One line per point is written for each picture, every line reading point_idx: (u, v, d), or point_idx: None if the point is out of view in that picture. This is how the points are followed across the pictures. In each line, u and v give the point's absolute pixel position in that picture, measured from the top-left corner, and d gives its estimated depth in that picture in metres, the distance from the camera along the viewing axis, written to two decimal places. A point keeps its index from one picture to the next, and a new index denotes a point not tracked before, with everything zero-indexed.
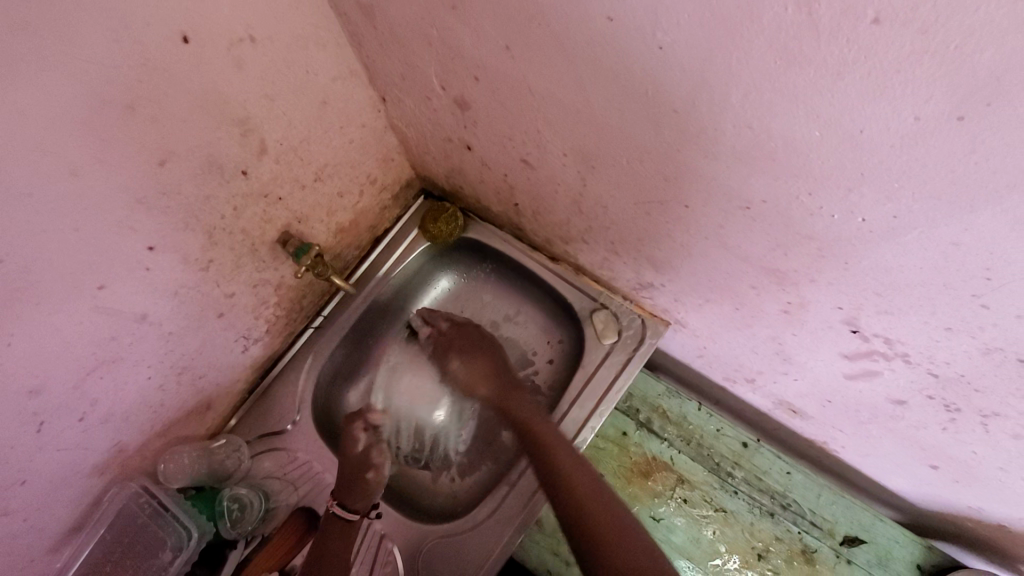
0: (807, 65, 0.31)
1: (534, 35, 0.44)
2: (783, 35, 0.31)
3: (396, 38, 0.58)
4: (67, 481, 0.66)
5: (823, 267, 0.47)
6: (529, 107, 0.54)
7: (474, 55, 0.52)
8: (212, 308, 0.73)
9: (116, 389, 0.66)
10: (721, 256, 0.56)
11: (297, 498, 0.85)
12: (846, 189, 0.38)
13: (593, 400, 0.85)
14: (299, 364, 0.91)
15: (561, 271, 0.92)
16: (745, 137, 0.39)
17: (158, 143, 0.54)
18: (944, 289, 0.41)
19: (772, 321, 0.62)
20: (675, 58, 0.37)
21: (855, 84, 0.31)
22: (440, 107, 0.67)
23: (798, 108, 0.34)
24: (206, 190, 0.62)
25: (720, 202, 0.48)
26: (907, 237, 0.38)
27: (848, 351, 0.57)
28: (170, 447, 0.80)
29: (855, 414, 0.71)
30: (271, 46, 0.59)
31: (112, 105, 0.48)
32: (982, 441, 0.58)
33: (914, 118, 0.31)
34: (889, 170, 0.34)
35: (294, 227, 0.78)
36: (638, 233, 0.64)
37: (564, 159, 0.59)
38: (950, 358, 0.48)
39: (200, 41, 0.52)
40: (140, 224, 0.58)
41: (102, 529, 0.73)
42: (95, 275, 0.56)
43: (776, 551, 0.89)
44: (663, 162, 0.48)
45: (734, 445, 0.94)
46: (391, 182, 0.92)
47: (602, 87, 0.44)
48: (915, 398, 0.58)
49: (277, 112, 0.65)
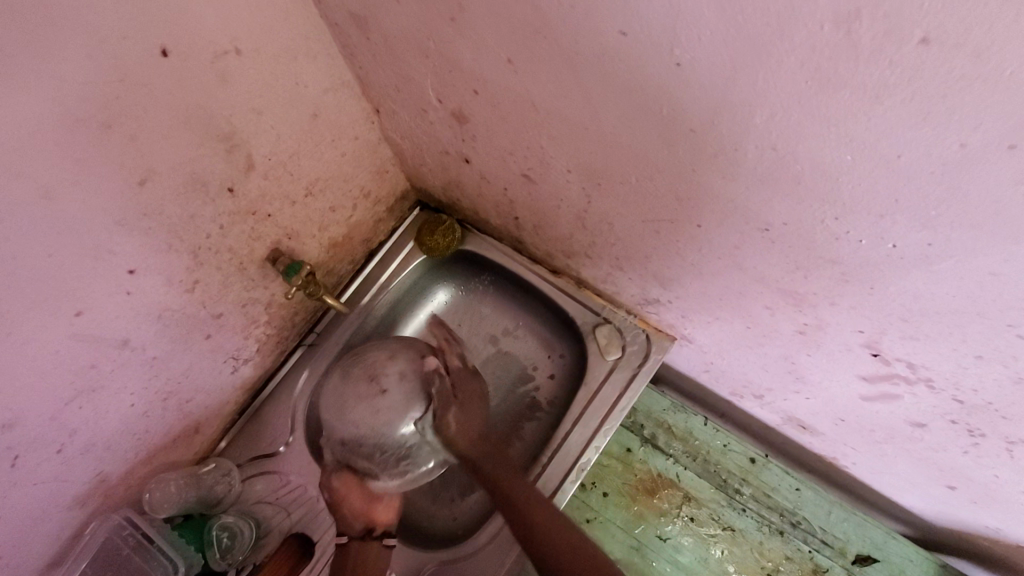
0: (841, 87, 0.29)
1: (537, 49, 0.42)
2: (817, 55, 0.28)
3: (390, 48, 0.55)
4: (45, 515, 0.62)
5: (845, 291, 0.45)
6: (532, 122, 0.51)
7: (473, 68, 0.49)
8: (199, 329, 0.70)
9: (97, 417, 0.63)
10: (735, 276, 0.54)
11: (291, 523, 0.82)
12: (878, 215, 0.35)
13: (596, 419, 0.82)
14: (292, 383, 0.88)
15: (563, 285, 0.90)
16: (767, 159, 0.36)
17: (137, 162, 0.51)
18: (977, 317, 0.38)
19: (787, 341, 0.59)
20: (694, 76, 0.34)
21: (897, 108, 0.28)
22: (437, 120, 0.65)
23: (829, 131, 0.32)
24: (191, 209, 0.59)
25: (735, 223, 0.45)
26: (941, 265, 0.36)
27: (867, 374, 0.55)
28: (157, 474, 0.76)
29: (869, 433, 0.69)
30: (258, 58, 0.56)
31: (86, 123, 0.45)
32: (1006, 466, 0.55)
33: (960, 146, 0.28)
34: (927, 196, 0.32)
35: (285, 244, 0.75)
36: (645, 249, 0.61)
37: (568, 174, 0.56)
38: (977, 385, 0.46)
39: (182, 55, 0.49)
40: (119, 247, 0.54)
41: (83, 563, 0.68)
42: (72, 302, 0.53)
43: (786, 571, 0.86)
44: (674, 181, 0.46)
45: (741, 461, 0.92)
46: (385, 195, 0.89)
47: (613, 103, 0.41)
48: (936, 422, 0.55)
49: (265, 126, 0.61)
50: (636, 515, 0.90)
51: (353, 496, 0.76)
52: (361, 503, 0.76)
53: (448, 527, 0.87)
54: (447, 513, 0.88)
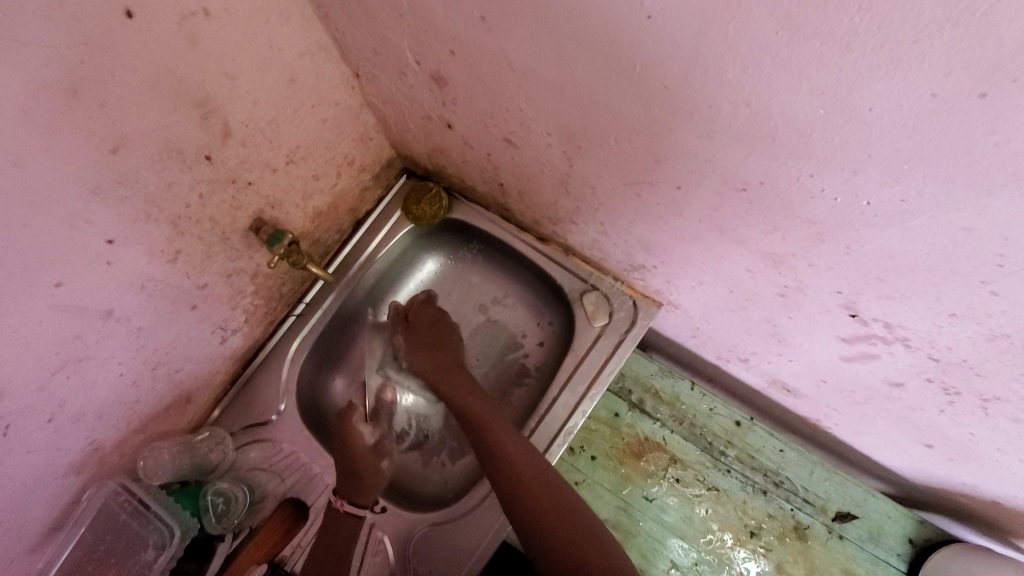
0: (813, 37, 0.28)
1: (510, 5, 0.40)
2: (788, 2, 0.27)
3: (365, 7, 0.54)
4: (41, 483, 0.63)
5: (823, 251, 0.45)
6: (510, 83, 0.50)
7: (448, 27, 0.48)
8: (185, 299, 0.70)
9: (86, 387, 0.63)
10: (714, 238, 0.53)
11: (284, 489, 0.85)
12: (852, 171, 0.35)
13: (584, 384, 0.83)
14: (283, 353, 0.89)
15: (551, 253, 0.89)
16: (743, 115, 0.36)
17: (108, 128, 0.50)
18: (952, 275, 0.38)
19: (768, 303, 0.60)
20: (665, 29, 0.33)
21: (867, 58, 0.28)
22: (417, 83, 0.63)
23: (802, 85, 0.31)
24: (168, 176, 0.58)
25: (713, 183, 0.45)
26: (915, 221, 0.36)
27: (846, 335, 0.55)
28: (150, 443, 0.77)
29: (850, 394, 0.69)
30: (229, 20, 0.54)
31: (52, 88, 0.44)
32: (981, 423, 0.56)
33: (931, 95, 0.27)
34: (899, 151, 0.32)
35: (268, 213, 0.75)
36: (627, 212, 0.60)
37: (549, 137, 0.56)
38: (952, 343, 0.46)
39: (149, 16, 0.48)
40: (96, 216, 0.54)
41: (81, 529, 0.70)
42: (51, 272, 0.52)
43: (768, 528, 0.89)
44: (653, 142, 0.45)
45: (727, 424, 0.93)
46: (370, 162, 0.88)
47: (588, 61, 0.41)
48: (913, 381, 0.56)
49: (239, 92, 0.60)
50: (623, 476, 0.92)
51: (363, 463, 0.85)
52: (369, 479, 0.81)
53: (439, 490, 0.89)
54: (438, 476, 0.91)
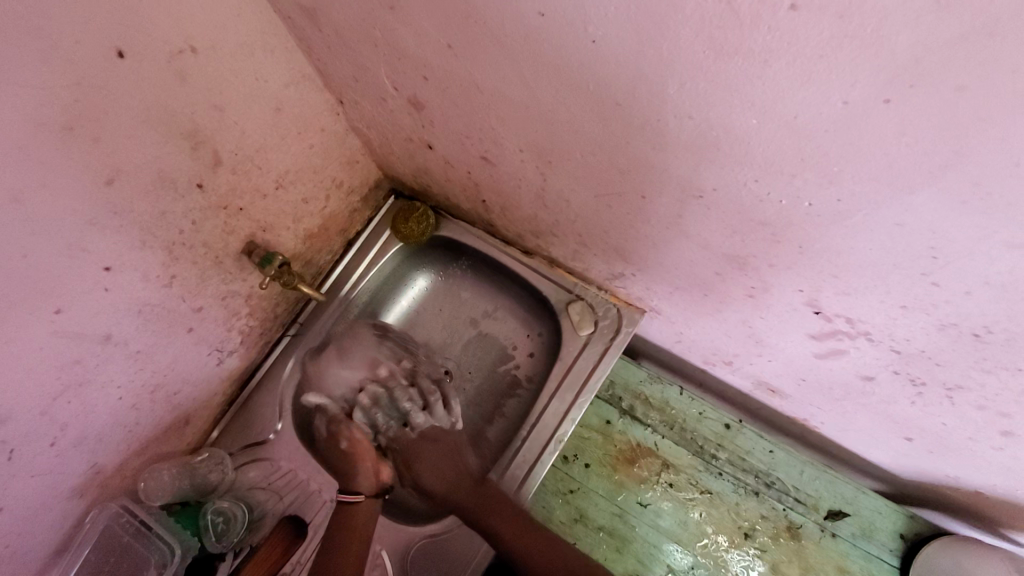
0: (735, 55, 0.31)
1: (472, 33, 0.44)
2: (708, 25, 0.30)
3: (343, 40, 0.57)
4: (43, 506, 0.65)
5: (779, 251, 0.47)
6: (480, 105, 0.53)
7: (419, 55, 0.51)
8: (181, 322, 0.73)
9: (87, 411, 0.65)
10: (682, 244, 0.56)
11: (283, 507, 0.86)
12: (790, 175, 0.38)
13: (573, 392, 0.85)
14: (279, 372, 0.91)
15: (535, 265, 0.92)
16: (687, 127, 0.39)
17: (104, 162, 0.53)
18: (895, 268, 0.41)
19: (740, 305, 0.62)
20: (609, 51, 0.36)
21: (783, 72, 0.30)
22: (397, 108, 0.67)
23: (733, 97, 0.34)
24: (162, 205, 0.61)
25: (672, 191, 0.48)
26: (853, 218, 0.38)
27: (815, 332, 0.57)
28: (149, 466, 0.79)
29: (830, 391, 0.71)
30: (215, 56, 0.58)
31: (49, 126, 0.47)
32: (950, 412, 0.58)
33: (843, 103, 0.30)
34: (826, 155, 0.34)
35: (259, 236, 0.77)
36: (601, 222, 0.63)
37: (522, 154, 0.58)
38: (908, 334, 0.48)
39: (140, 56, 0.51)
40: (93, 245, 0.56)
41: (85, 551, 0.72)
42: (51, 300, 0.55)
43: (762, 529, 0.90)
44: (614, 155, 0.48)
45: (716, 427, 0.95)
46: (358, 184, 0.91)
47: (546, 82, 0.44)
48: (882, 374, 0.58)
49: (228, 122, 0.63)
50: (618, 483, 0.93)
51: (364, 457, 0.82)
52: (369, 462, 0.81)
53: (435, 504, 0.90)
54: None
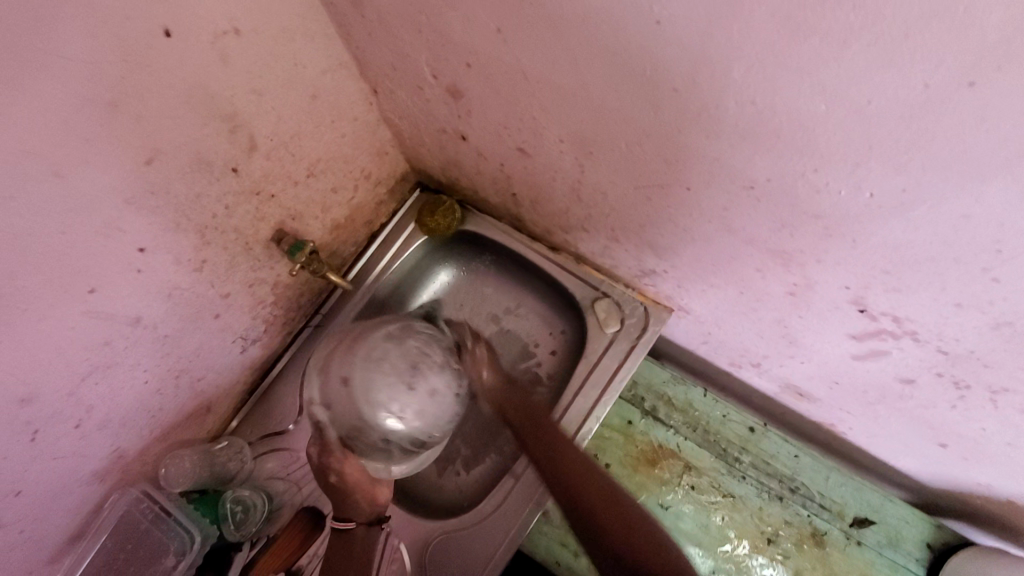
0: (810, 36, 0.30)
1: (525, 16, 0.43)
2: (786, 3, 0.30)
3: (386, 25, 0.57)
4: (67, 488, 0.65)
5: (829, 246, 0.46)
6: (524, 92, 0.53)
7: (465, 39, 0.51)
8: (209, 308, 0.72)
9: (113, 393, 0.65)
10: (724, 238, 0.55)
11: (301, 499, 0.85)
12: (853, 164, 0.37)
13: (597, 390, 0.84)
14: (300, 363, 0.91)
15: (562, 261, 0.91)
16: (747, 114, 0.38)
17: (144, 141, 0.53)
18: (953, 264, 0.40)
19: (778, 304, 0.61)
20: (673, 33, 0.36)
21: (862, 54, 0.30)
22: (433, 96, 0.66)
23: (802, 81, 0.33)
24: (197, 188, 0.61)
25: (722, 182, 0.47)
26: (915, 211, 0.37)
27: (856, 331, 0.56)
28: (171, 451, 0.79)
29: (863, 394, 0.70)
30: (257, 39, 0.57)
31: (94, 103, 0.47)
32: (992, 418, 0.57)
33: (924, 86, 0.29)
34: (897, 142, 0.33)
35: (288, 224, 0.77)
36: (638, 216, 0.62)
37: (561, 144, 0.58)
38: (958, 334, 0.47)
39: (185, 35, 0.51)
40: (129, 225, 0.56)
41: (103, 536, 0.72)
42: (86, 279, 0.55)
43: (785, 535, 0.88)
44: (662, 144, 0.47)
45: (740, 430, 0.94)
46: (386, 176, 0.91)
47: (600, 67, 0.43)
48: (924, 376, 0.57)
49: (265, 107, 0.63)
50: (638, 484, 0.92)
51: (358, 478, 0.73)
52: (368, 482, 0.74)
53: (454, 500, 0.88)
54: (452, 486, 0.90)
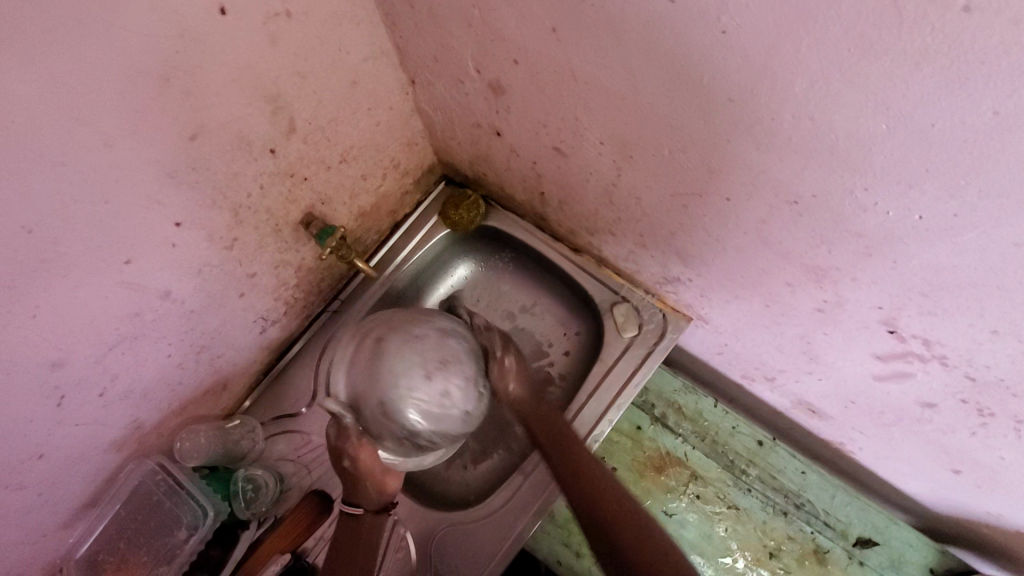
0: (882, 54, 0.31)
1: (584, 18, 0.43)
2: (861, 22, 0.30)
3: (434, 16, 0.57)
4: (86, 455, 0.65)
5: (868, 265, 0.46)
6: (570, 92, 0.53)
7: (516, 37, 0.51)
8: (234, 287, 0.73)
9: (137, 364, 0.66)
10: (758, 251, 0.55)
11: (310, 482, 0.85)
12: (907, 185, 0.37)
13: (611, 393, 0.85)
14: (316, 347, 0.91)
15: (582, 262, 0.91)
16: (802, 129, 0.38)
17: (190, 116, 0.53)
18: (997, 291, 0.40)
19: (804, 319, 0.61)
20: (738, 44, 0.36)
21: (934, 76, 0.30)
22: (473, 91, 0.66)
23: (866, 99, 0.33)
24: (235, 166, 0.61)
25: (764, 195, 0.47)
26: (965, 236, 0.37)
27: (882, 352, 0.57)
28: (186, 426, 0.79)
29: (879, 416, 0.70)
30: (306, 22, 0.58)
31: (147, 75, 0.47)
32: (1013, 447, 0.57)
33: (993, 113, 0.30)
34: (958, 167, 0.34)
35: (317, 208, 0.77)
36: (670, 223, 0.63)
37: (601, 146, 0.58)
38: (990, 361, 0.47)
39: (237, 15, 0.51)
40: (168, 199, 0.57)
41: (117, 505, 0.73)
42: (123, 249, 0.55)
43: (787, 550, 0.89)
44: (708, 152, 0.47)
45: (749, 442, 0.94)
46: (414, 167, 0.91)
47: (655, 74, 0.43)
48: (947, 401, 0.57)
49: (307, 90, 0.63)
50: (644, 490, 0.92)
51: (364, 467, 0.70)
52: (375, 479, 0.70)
53: (460, 494, 0.89)
54: (459, 478, 0.91)
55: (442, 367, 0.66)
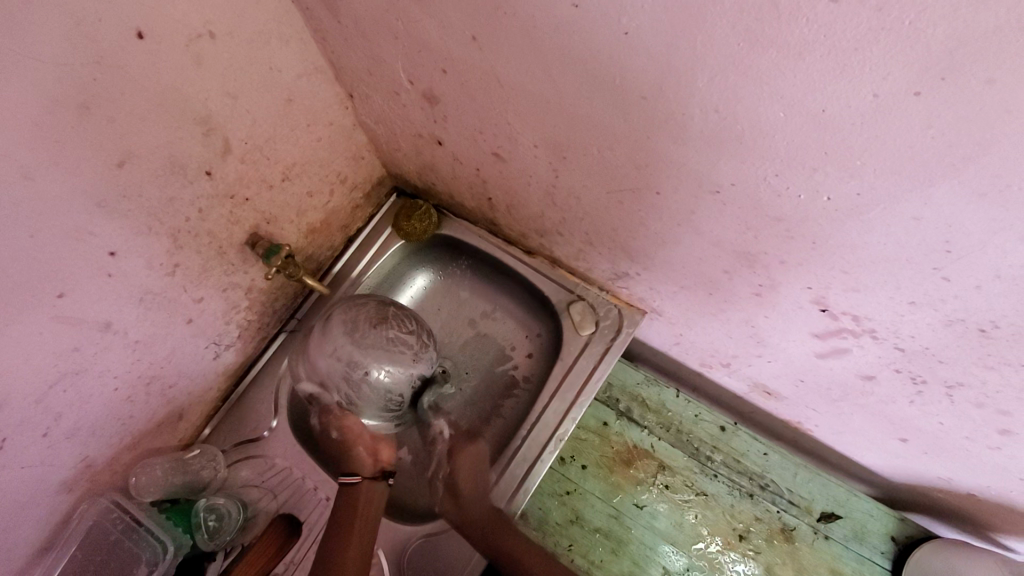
0: (769, 47, 0.32)
1: (500, 26, 0.44)
2: (746, 17, 0.31)
3: (361, 31, 0.57)
4: (33, 498, 0.63)
5: (793, 248, 0.48)
6: (498, 99, 0.54)
7: (440, 47, 0.52)
8: (181, 313, 0.71)
9: (82, 400, 0.64)
10: (693, 241, 0.57)
11: (277, 506, 0.83)
12: (812, 168, 0.39)
13: (573, 391, 0.85)
14: (276, 369, 0.90)
15: (537, 265, 0.93)
16: (712, 120, 0.40)
17: (116, 144, 0.52)
18: (908, 264, 0.42)
19: (745, 304, 0.63)
20: (642, 43, 0.37)
21: (819, 62, 0.31)
22: (409, 102, 0.67)
23: (763, 90, 0.35)
24: (170, 191, 0.61)
25: (689, 186, 0.48)
26: (870, 213, 0.39)
27: (819, 331, 0.59)
28: (142, 459, 0.77)
29: (828, 392, 0.73)
30: (232, 42, 0.57)
31: (65, 105, 0.46)
32: (947, 411, 0.60)
33: (873, 96, 0.31)
34: (852, 148, 0.35)
35: (263, 228, 0.77)
36: (611, 220, 0.64)
37: (536, 149, 0.59)
38: (914, 331, 0.50)
39: (158, 38, 0.50)
40: (100, 229, 0.55)
41: (72, 548, 0.70)
42: (56, 283, 0.54)
43: (756, 531, 0.91)
44: (632, 149, 0.49)
45: (712, 429, 0.96)
46: (362, 180, 0.91)
47: (571, 77, 0.45)
48: (883, 373, 0.59)
49: (240, 110, 0.63)
50: (614, 484, 0.93)
51: (359, 439, 0.82)
52: (367, 444, 0.82)
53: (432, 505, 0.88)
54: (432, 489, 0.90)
55: (383, 322, 0.82)
